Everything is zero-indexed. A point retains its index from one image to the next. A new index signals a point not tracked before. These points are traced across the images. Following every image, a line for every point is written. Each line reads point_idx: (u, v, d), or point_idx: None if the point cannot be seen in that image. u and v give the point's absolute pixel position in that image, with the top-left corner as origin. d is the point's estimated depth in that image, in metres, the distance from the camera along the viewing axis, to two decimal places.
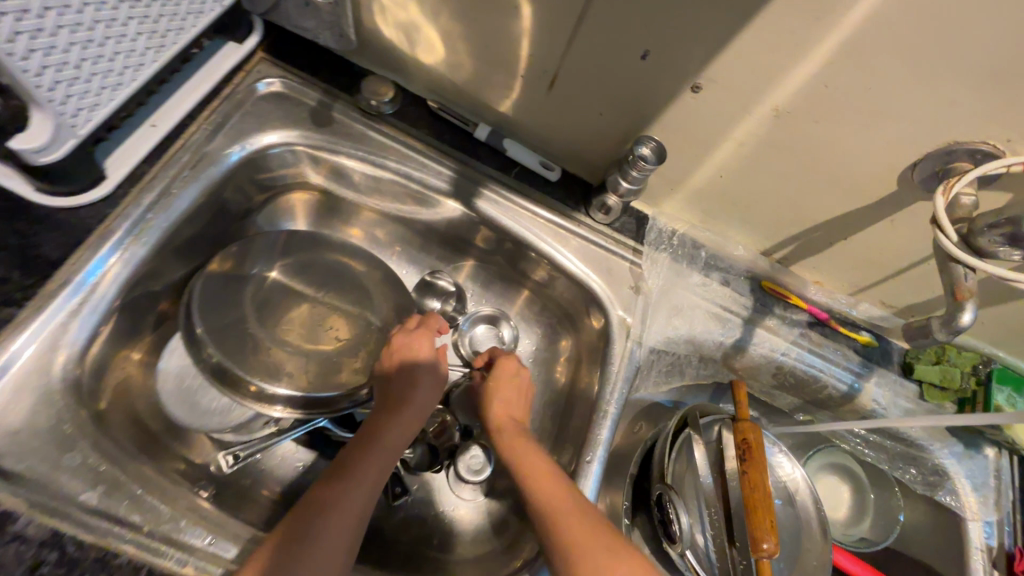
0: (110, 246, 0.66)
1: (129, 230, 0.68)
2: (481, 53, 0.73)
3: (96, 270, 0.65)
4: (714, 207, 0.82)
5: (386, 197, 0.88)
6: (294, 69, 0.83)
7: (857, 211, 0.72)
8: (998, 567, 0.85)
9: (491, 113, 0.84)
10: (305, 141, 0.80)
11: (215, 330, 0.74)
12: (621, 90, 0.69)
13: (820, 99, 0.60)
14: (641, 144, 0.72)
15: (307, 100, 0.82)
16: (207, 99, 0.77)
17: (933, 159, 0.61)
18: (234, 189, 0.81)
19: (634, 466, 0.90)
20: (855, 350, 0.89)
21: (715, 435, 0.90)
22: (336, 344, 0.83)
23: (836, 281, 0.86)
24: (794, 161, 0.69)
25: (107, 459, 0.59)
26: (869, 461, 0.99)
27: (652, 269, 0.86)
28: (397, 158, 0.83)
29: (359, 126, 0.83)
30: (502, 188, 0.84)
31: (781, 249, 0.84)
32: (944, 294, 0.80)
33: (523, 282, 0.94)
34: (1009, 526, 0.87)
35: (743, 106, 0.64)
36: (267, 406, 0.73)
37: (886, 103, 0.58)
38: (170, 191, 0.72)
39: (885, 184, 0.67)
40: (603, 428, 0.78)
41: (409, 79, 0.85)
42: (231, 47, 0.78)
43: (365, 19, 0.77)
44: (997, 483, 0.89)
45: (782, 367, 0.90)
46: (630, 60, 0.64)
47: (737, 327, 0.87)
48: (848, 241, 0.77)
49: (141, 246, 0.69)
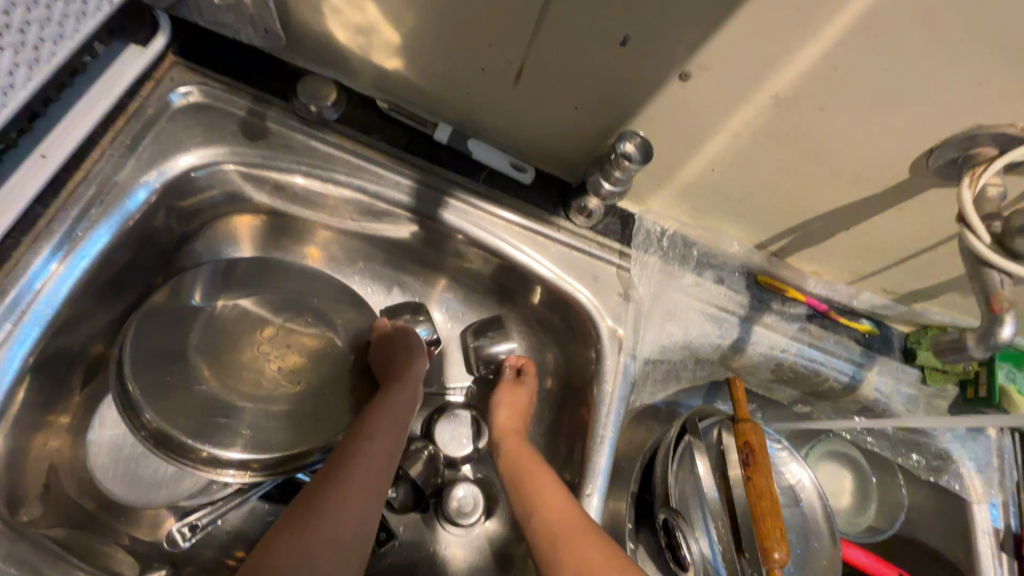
0: (48, 251, 0.59)
1: (58, 246, 0.60)
2: (436, 46, 0.63)
3: (36, 278, 0.58)
4: (705, 203, 0.75)
5: (339, 215, 0.78)
6: (215, 74, 0.71)
7: (863, 201, 0.65)
8: (1005, 550, 0.83)
9: (451, 111, 0.74)
10: (234, 158, 0.69)
11: (150, 389, 0.64)
12: (598, 83, 0.60)
13: (824, 84, 0.53)
14: (624, 140, 0.63)
15: (234, 109, 0.70)
16: (110, 119, 0.65)
17: (953, 145, 0.55)
18: (159, 219, 0.70)
19: (635, 483, 0.83)
20: (856, 339, 0.84)
21: (715, 438, 0.82)
22: (288, 386, 0.73)
23: (835, 271, 0.81)
24: (793, 152, 0.61)
25: (27, 569, 0.52)
26: (869, 448, 0.96)
27: (641, 274, 0.79)
28: (346, 170, 0.72)
29: (299, 136, 0.72)
30: (472, 196, 0.75)
31: (778, 242, 0.78)
32: (950, 280, 0.76)
33: (502, 294, 0.85)
34: (1014, 506, 0.86)
35: (737, 96, 0.57)
36: (221, 470, 0.65)
37: (901, 86, 0.51)
38: (75, 234, 0.61)
39: (895, 172, 0.60)
40: (602, 454, 0.72)
41: (354, 77, 0.74)
42: (134, 51, 0.65)
43: (295, 11, 0.66)
44: (1000, 462, 0.88)
45: (781, 364, 0.84)
46: (607, 49, 0.55)
47: (734, 327, 0.81)
48: (852, 232, 0.71)
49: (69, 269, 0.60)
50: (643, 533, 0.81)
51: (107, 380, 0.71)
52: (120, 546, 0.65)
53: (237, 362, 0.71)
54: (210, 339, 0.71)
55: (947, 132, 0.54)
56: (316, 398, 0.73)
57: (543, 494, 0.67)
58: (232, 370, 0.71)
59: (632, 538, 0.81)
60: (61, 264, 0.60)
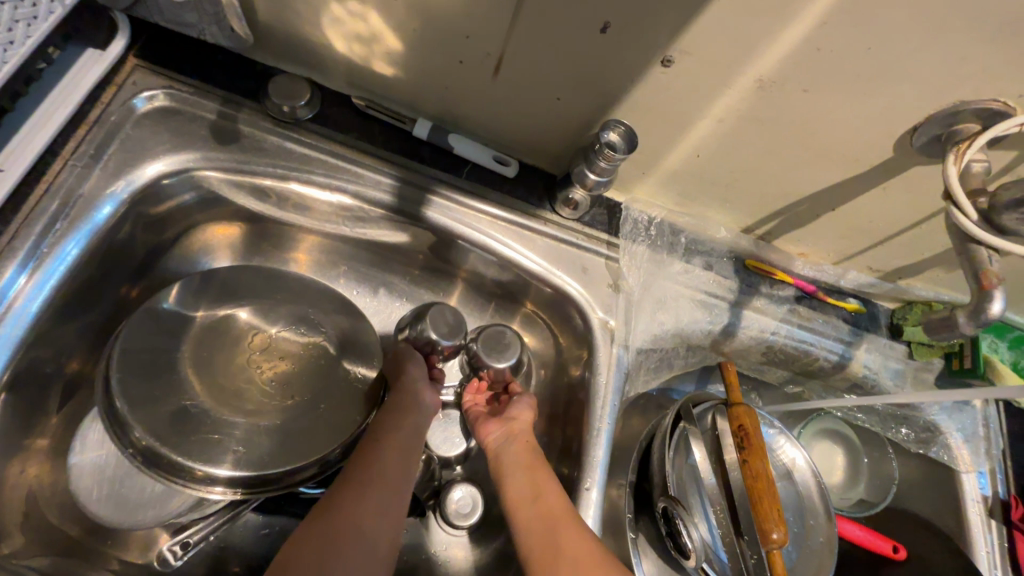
0: (15, 267, 0.57)
1: (24, 263, 0.57)
2: (411, 39, 0.61)
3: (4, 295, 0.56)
4: (691, 189, 0.74)
5: (320, 217, 0.76)
6: (180, 76, 0.68)
7: (848, 181, 0.65)
8: (997, 516, 0.86)
9: (430, 106, 0.72)
10: (205, 163, 0.67)
11: (132, 406, 0.62)
12: (579, 72, 0.59)
13: (807, 66, 0.52)
14: (607, 130, 0.62)
15: (202, 112, 0.68)
16: (70, 128, 0.62)
17: (936, 122, 0.55)
18: (129, 231, 0.67)
19: (631, 472, 0.82)
20: (844, 318, 0.84)
21: (710, 423, 0.81)
22: (263, 387, 0.70)
23: (822, 251, 0.81)
24: (778, 135, 0.61)
25: None
26: (861, 425, 0.97)
27: (630, 263, 0.78)
28: (324, 171, 0.70)
29: (273, 138, 0.69)
30: (455, 192, 0.73)
31: (764, 225, 0.78)
32: (933, 256, 0.76)
33: (491, 291, 0.84)
34: (1001, 473, 0.88)
35: (720, 81, 0.56)
36: (206, 488, 0.62)
37: (883, 65, 0.51)
38: (41, 250, 0.58)
39: (879, 151, 0.60)
40: (598, 446, 0.71)
41: (327, 74, 0.71)
42: (92, 55, 0.62)
43: (261, 8, 0.63)
44: (986, 431, 0.90)
45: (771, 347, 0.83)
46: (586, 37, 0.54)
47: (724, 312, 0.80)
48: (837, 212, 0.71)
49: (37, 287, 0.58)
50: (643, 521, 0.80)
51: (86, 399, 0.68)
52: (110, 570, 0.63)
53: (220, 373, 0.69)
54: (192, 351, 0.69)
55: (929, 108, 0.54)
56: (312, 413, 0.70)
57: (542, 484, 0.69)
58: (217, 380, 0.68)
59: (632, 529, 0.81)
60: (29, 280, 0.57)
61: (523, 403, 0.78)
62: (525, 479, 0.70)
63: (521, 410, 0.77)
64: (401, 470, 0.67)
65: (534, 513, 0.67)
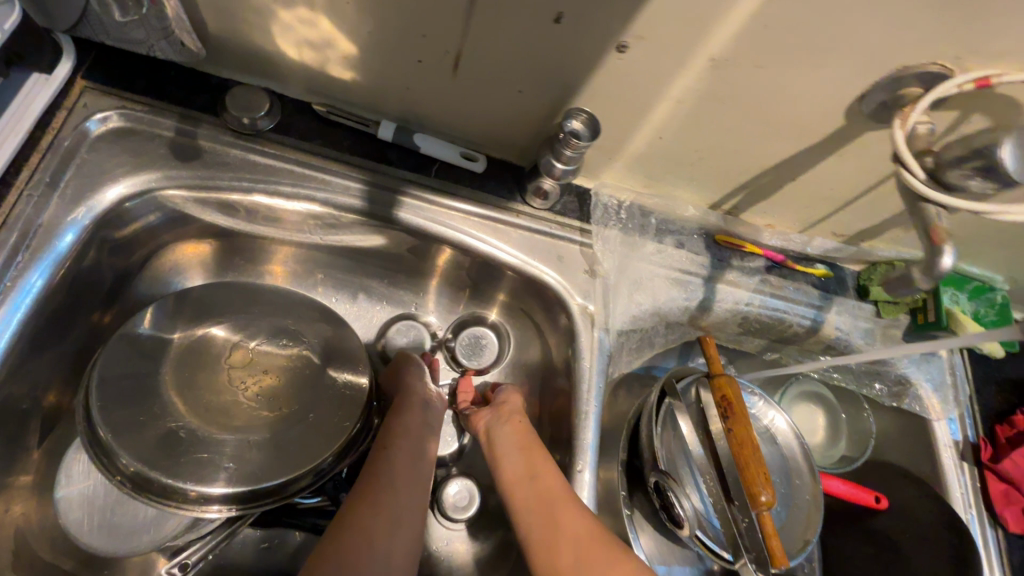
0: None
1: None
2: (367, 42, 0.61)
3: None
4: (657, 170, 0.76)
5: (292, 228, 0.76)
6: (133, 95, 0.66)
7: (806, 151, 0.68)
8: (968, 459, 0.90)
9: (392, 107, 0.72)
10: (170, 182, 0.66)
11: (119, 434, 0.62)
12: (537, 63, 0.59)
13: (757, 42, 0.54)
14: (571, 118, 0.64)
15: (160, 131, 0.66)
16: (22, 157, 0.61)
17: (883, 88, 0.57)
18: (96, 257, 0.66)
19: (623, 451, 0.84)
20: (812, 283, 0.87)
21: (694, 396, 0.81)
22: (244, 400, 0.70)
23: (787, 221, 0.84)
24: (734, 111, 0.63)
25: None
26: (837, 384, 1.00)
27: (603, 248, 0.80)
28: (291, 181, 0.69)
29: (235, 151, 0.68)
30: (424, 191, 0.74)
31: (729, 200, 0.80)
32: (890, 218, 0.79)
33: (470, 287, 0.85)
34: (968, 418, 0.93)
35: (674, 63, 0.57)
36: (202, 509, 0.62)
37: (830, 36, 0.52)
38: (5, 283, 0.57)
39: (832, 120, 0.62)
40: (588, 428, 0.73)
41: (286, 83, 0.71)
42: (38, 80, 0.61)
43: (212, 21, 0.62)
44: (954, 379, 0.94)
45: (747, 317, 0.86)
46: (542, 27, 0.55)
47: (699, 288, 0.82)
48: (798, 182, 0.74)
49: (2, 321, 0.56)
50: (638, 497, 0.83)
51: (67, 430, 0.67)
52: None
53: (205, 393, 0.68)
54: (173, 373, 0.68)
55: (875, 76, 0.56)
56: (300, 424, 0.69)
57: (538, 465, 0.70)
58: (201, 401, 0.68)
59: (628, 505, 0.83)
60: None
61: (509, 389, 0.81)
62: (521, 463, 0.71)
63: (510, 394, 0.80)
64: (411, 470, 0.67)
65: (533, 496, 0.68)
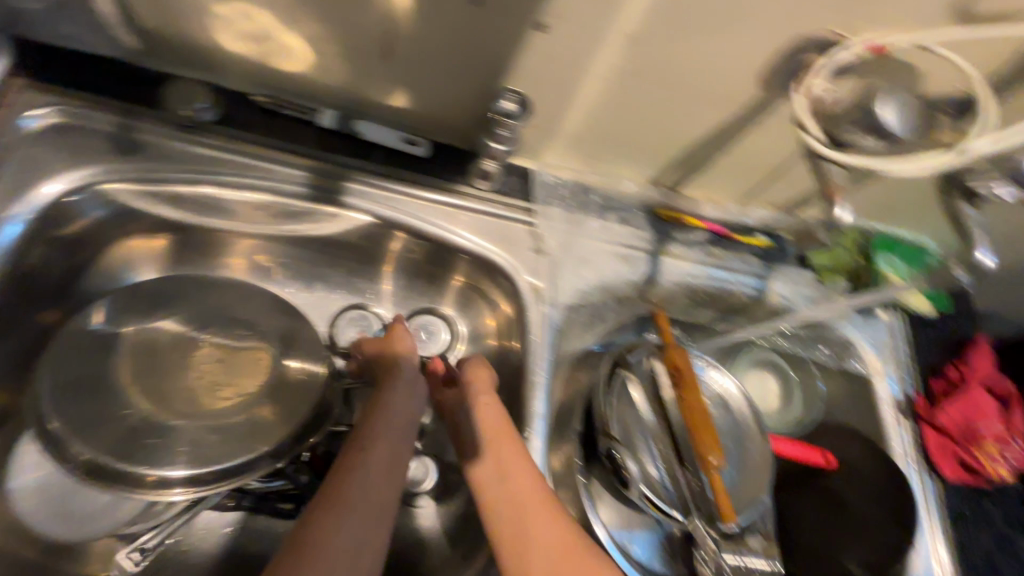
0: None
1: None
2: (305, 32, 0.64)
3: None
4: (595, 147, 0.81)
5: (240, 219, 0.77)
6: (71, 93, 0.66)
7: (725, 120, 0.74)
8: (906, 414, 0.95)
9: (336, 96, 0.75)
10: (112, 176, 0.67)
11: (70, 422, 0.63)
12: (467, 45, 0.63)
13: (667, 18, 0.59)
14: (503, 99, 0.64)
15: (100, 127, 0.67)
16: None
17: (784, 57, 0.63)
18: (43, 249, 0.67)
19: (580, 425, 0.80)
20: (754, 254, 0.91)
21: (647, 368, 0.84)
22: (194, 387, 0.69)
23: (721, 190, 0.91)
24: (657, 85, 0.68)
25: None
26: (788, 348, 0.96)
27: (548, 225, 0.83)
28: (234, 170, 0.71)
29: (178, 143, 0.70)
30: (369, 177, 0.75)
31: (664, 173, 0.87)
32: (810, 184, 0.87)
33: (423, 273, 0.86)
34: (907, 376, 0.98)
35: (592, 40, 0.61)
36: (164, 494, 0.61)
37: (731, 9, 0.59)
38: None
39: (745, 89, 0.68)
40: (537, 399, 0.76)
41: (232, 75, 0.74)
42: None
43: (153, 17, 0.65)
44: (893, 341, 1.00)
45: (694, 291, 0.90)
46: (465, 10, 0.58)
47: (643, 261, 0.88)
48: (723, 151, 0.80)
49: None
50: (594, 468, 0.79)
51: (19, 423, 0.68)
52: None
53: (156, 380, 0.68)
54: (124, 362, 0.69)
55: (777, 46, 0.63)
56: (253, 415, 0.68)
57: (512, 465, 0.65)
58: (151, 386, 0.67)
59: (584, 474, 0.80)
60: None
61: (474, 361, 0.77)
62: (487, 454, 0.67)
63: (477, 371, 0.75)
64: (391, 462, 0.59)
65: (505, 499, 0.63)
